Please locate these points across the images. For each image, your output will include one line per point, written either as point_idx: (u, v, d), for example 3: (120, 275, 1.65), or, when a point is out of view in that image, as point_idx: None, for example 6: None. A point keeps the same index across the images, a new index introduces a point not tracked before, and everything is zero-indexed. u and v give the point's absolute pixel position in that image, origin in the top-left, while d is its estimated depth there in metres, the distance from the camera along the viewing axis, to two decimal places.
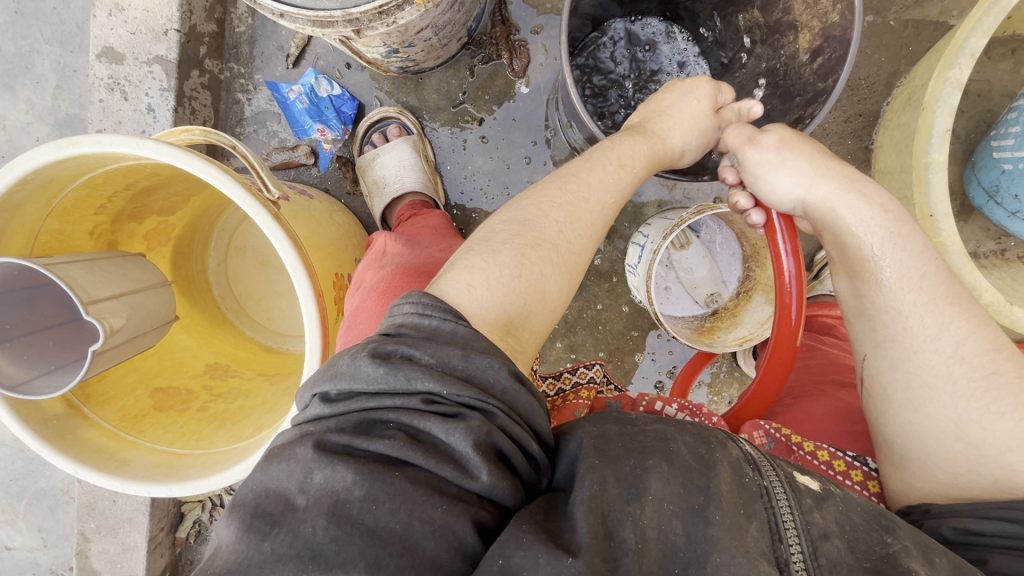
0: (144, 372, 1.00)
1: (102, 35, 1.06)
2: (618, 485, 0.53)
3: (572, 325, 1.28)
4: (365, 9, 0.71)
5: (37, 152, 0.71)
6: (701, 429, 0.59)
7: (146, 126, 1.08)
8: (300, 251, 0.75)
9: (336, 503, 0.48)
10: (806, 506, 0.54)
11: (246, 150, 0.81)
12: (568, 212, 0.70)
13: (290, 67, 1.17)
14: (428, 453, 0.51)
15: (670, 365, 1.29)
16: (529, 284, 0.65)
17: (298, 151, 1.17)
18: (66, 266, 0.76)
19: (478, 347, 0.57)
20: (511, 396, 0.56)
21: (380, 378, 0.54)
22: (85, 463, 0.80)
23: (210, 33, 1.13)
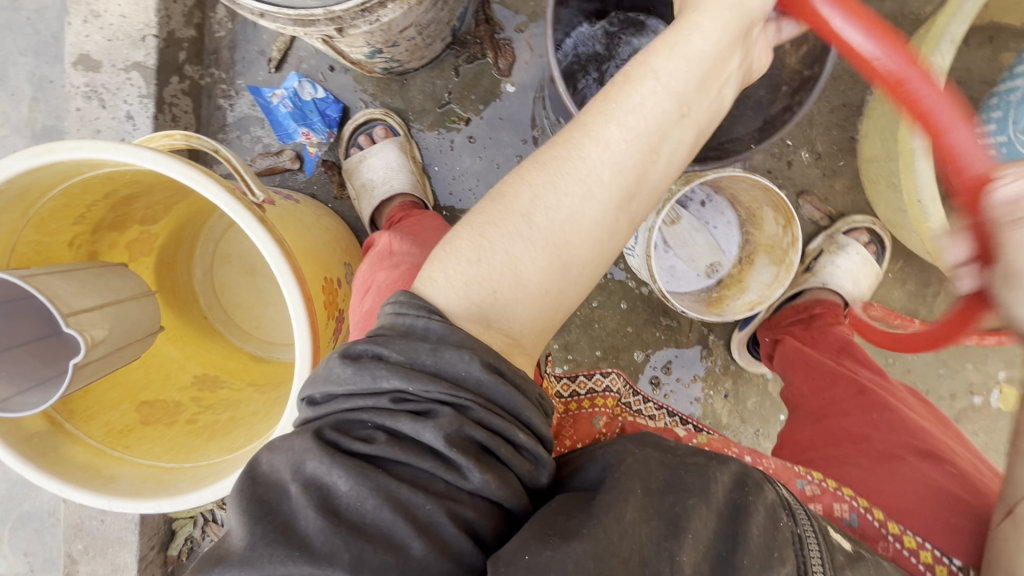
0: (129, 386, 0.98)
1: (77, 42, 1.04)
2: (659, 519, 0.56)
3: (566, 324, 1.27)
4: (347, 7, 0.70)
5: (11, 161, 0.68)
6: (742, 471, 0.63)
7: (126, 134, 1.06)
8: (288, 254, 0.73)
9: (326, 495, 0.50)
10: (838, 561, 0.60)
11: (228, 153, 0.79)
12: (549, 170, 0.60)
13: (273, 72, 1.15)
14: (406, 449, 0.52)
15: (666, 361, 1.29)
16: (490, 266, 0.60)
17: (283, 156, 1.16)
18: (46, 279, 0.73)
19: (450, 343, 0.56)
20: (487, 388, 0.55)
21: (349, 378, 0.55)
22: (70, 481, 0.77)
23: (189, 39, 1.11)
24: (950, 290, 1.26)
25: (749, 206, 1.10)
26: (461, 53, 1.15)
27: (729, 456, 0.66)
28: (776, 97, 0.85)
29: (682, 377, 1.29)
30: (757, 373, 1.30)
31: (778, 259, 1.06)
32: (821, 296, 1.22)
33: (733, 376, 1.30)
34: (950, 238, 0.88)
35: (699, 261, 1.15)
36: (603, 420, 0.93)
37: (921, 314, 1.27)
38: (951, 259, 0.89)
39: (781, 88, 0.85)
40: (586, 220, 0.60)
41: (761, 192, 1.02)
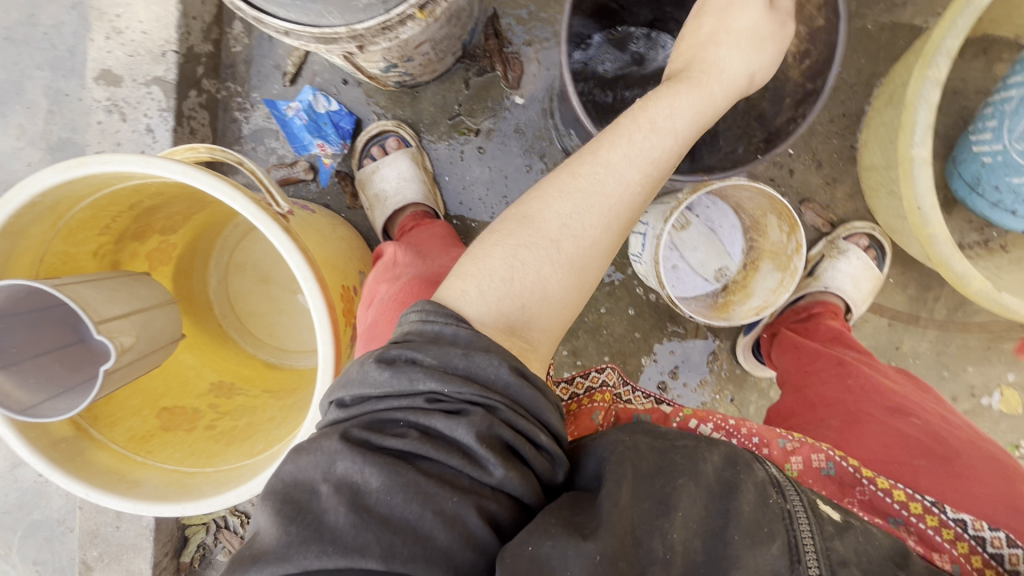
0: (150, 393, 1.00)
1: (99, 58, 1.07)
2: (650, 502, 0.58)
3: (574, 329, 1.29)
4: (370, 26, 0.72)
5: (45, 174, 0.71)
6: (731, 450, 0.65)
7: (146, 147, 1.09)
8: (312, 263, 0.76)
9: (355, 492, 0.52)
10: (827, 533, 0.58)
11: (252, 165, 0.81)
12: (575, 200, 0.67)
13: (288, 85, 1.18)
14: (437, 446, 0.55)
15: (672, 366, 1.31)
16: (523, 284, 0.65)
17: (297, 167, 1.18)
18: (77, 288, 0.76)
19: (479, 347, 0.59)
20: (514, 390, 0.58)
21: (385, 382, 0.57)
22: (96, 485, 0.79)
23: (207, 54, 1.14)
24: (949, 295, 1.28)
25: (754, 214, 1.13)
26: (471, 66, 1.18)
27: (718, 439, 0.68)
28: (779, 109, 0.88)
29: (689, 381, 1.31)
30: (762, 377, 1.32)
31: (782, 265, 1.07)
32: (819, 299, 1.24)
33: (738, 380, 1.33)
34: (948, 244, 0.91)
35: (705, 267, 1.17)
36: (601, 415, 0.96)
37: (922, 318, 1.29)
38: (950, 264, 0.92)
39: (785, 101, 0.87)
40: (600, 251, 0.69)
41: (766, 199, 1.04)
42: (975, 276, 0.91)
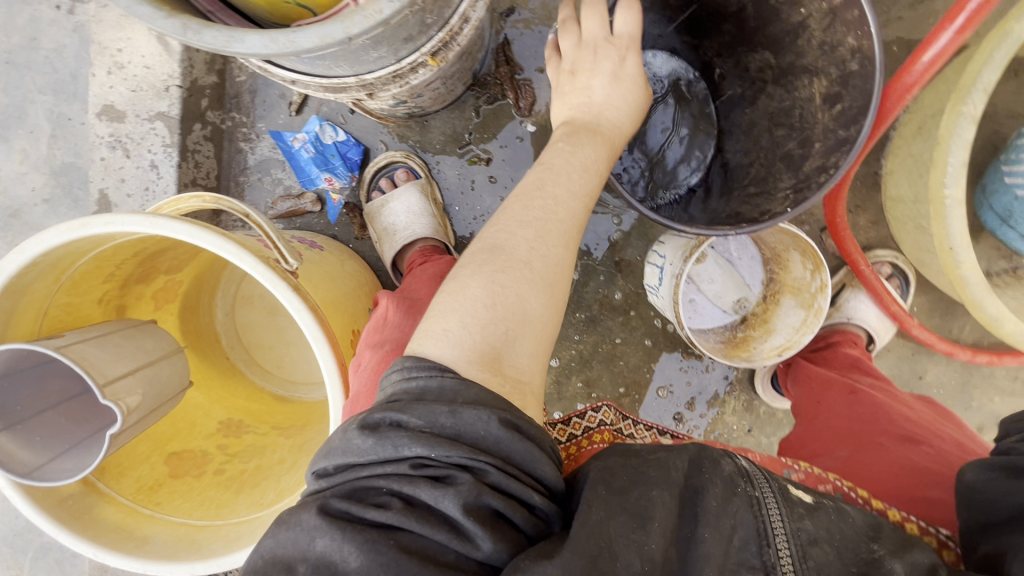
0: (158, 438, 0.98)
1: (101, 93, 1.05)
2: (626, 512, 0.56)
3: (587, 360, 1.27)
4: (380, 75, 0.69)
5: (49, 235, 0.70)
6: (699, 451, 0.64)
7: (150, 183, 1.07)
8: (321, 318, 0.74)
9: (333, 573, 0.49)
10: (797, 514, 0.61)
11: (260, 218, 0.79)
12: (535, 228, 0.66)
13: (294, 115, 1.15)
14: (422, 518, 0.51)
15: (688, 398, 1.28)
16: (504, 310, 0.61)
17: (304, 199, 1.15)
18: (80, 347, 0.76)
19: (465, 401, 0.56)
20: (505, 446, 0.55)
21: (370, 450, 0.54)
22: (105, 545, 0.77)
23: (210, 85, 1.12)
24: (976, 324, 1.24)
25: (774, 247, 1.09)
26: (478, 98, 1.14)
27: (685, 441, 0.66)
28: (810, 153, 0.84)
29: (705, 412, 1.28)
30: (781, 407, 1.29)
31: (807, 303, 1.04)
32: (839, 327, 1.21)
33: (755, 410, 1.30)
34: (981, 286, 0.88)
35: (723, 300, 1.15)
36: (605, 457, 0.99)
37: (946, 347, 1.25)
38: (982, 306, 0.89)
39: (813, 144, 0.84)
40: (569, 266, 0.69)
41: (789, 236, 1.03)
42: (1008, 319, 0.87)
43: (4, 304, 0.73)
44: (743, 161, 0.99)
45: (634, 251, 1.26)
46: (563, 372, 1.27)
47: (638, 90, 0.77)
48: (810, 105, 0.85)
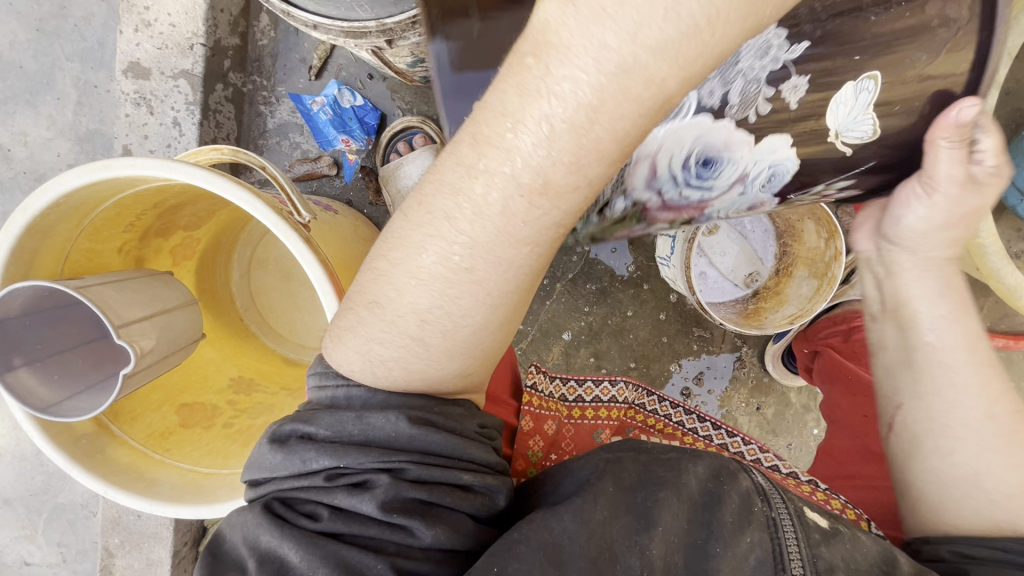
0: (170, 389, 1.00)
1: (128, 50, 1.07)
2: (631, 516, 0.66)
3: (597, 333, 1.27)
4: (400, 20, 0.70)
5: (69, 177, 0.73)
6: (713, 461, 0.74)
7: (172, 141, 1.09)
8: (331, 273, 0.76)
9: (280, 564, 0.56)
10: (814, 541, 0.66)
11: (274, 167, 0.80)
12: (435, 290, 0.57)
13: (313, 79, 1.17)
14: (349, 519, 0.58)
15: (697, 372, 1.28)
16: (397, 377, 0.62)
17: (321, 162, 1.17)
18: (98, 289, 0.80)
19: (375, 408, 0.61)
20: (417, 441, 0.60)
21: (281, 464, 0.60)
22: (113, 485, 0.80)
23: (233, 47, 1.14)
24: (993, 308, 1.22)
25: (789, 219, 1.10)
26: None
27: (702, 450, 0.76)
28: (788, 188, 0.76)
29: (714, 388, 1.28)
30: (791, 387, 1.29)
31: (819, 272, 1.03)
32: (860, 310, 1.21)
33: (766, 389, 1.29)
34: (1001, 256, 0.87)
35: (740, 270, 1.16)
36: (604, 432, 1.07)
37: None
38: (1003, 276, 0.89)
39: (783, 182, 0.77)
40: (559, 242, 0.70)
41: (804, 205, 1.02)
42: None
43: (27, 243, 0.77)
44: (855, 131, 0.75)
45: None
46: (572, 344, 1.27)
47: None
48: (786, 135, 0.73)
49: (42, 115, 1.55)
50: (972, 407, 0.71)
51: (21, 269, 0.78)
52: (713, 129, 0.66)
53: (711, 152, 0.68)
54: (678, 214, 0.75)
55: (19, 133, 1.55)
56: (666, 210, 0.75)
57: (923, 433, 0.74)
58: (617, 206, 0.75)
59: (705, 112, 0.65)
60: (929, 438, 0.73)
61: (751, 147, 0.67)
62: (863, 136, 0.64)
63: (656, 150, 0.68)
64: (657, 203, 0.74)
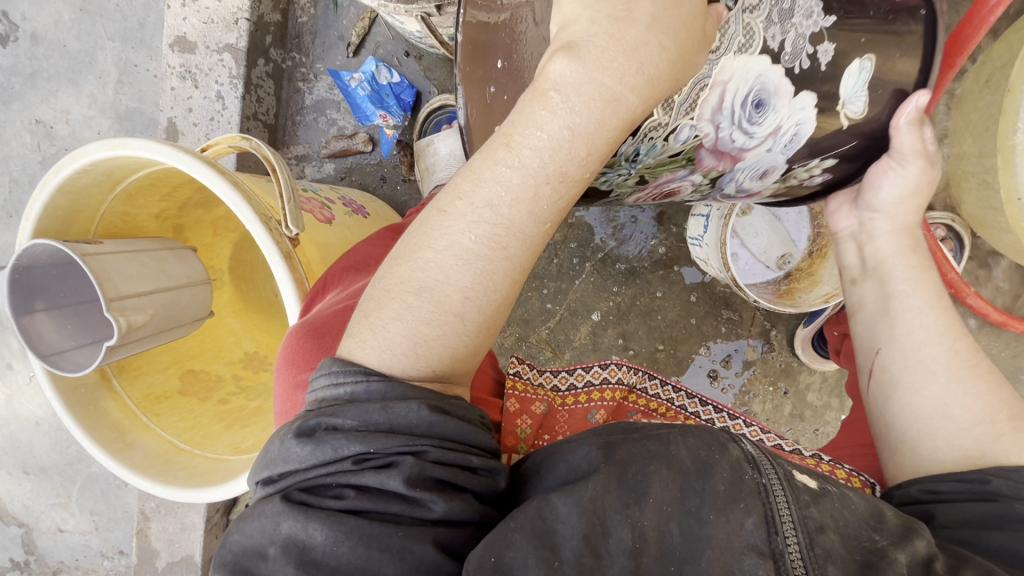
0: (181, 352, 1.03)
1: (175, 25, 1.10)
2: (621, 489, 0.57)
3: (625, 313, 1.28)
4: None
5: (94, 147, 0.75)
6: (705, 432, 0.62)
7: (215, 114, 1.11)
8: (302, 289, 0.79)
9: (302, 549, 0.51)
10: (803, 501, 0.57)
11: (283, 173, 0.80)
12: (475, 270, 0.57)
13: (351, 56, 1.19)
14: (374, 500, 0.53)
15: (726, 354, 1.28)
16: (430, 353, 0.59)
17: (357, 139, 1.20)
18: (106, 259, 0.79)
19: (396, 394, 0.56)
20: (438, 428, 0.56)
21: (308, 455, 0.54)
22: (95, 441, 0.85)
23: (275, 23, 1.16)
24: None
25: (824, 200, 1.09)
26: None
27: (691, 424, 0.65)
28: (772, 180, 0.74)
29: (741, 371, 1.28)
30: (819, 373, 1.27)
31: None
32: None
33: (794, 373, 1.28)
34: None
35: (772, 250, 1.15)
36: (599, 415, 0.92)
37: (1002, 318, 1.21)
38: None
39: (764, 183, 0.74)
40: None
41: None
42: None
43: (60, 201, 0.80)
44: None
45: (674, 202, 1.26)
46: (600, 324, 1.29)
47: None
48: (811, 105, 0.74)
49: (83, 94, 1.60)
50: (935, 344, 0.72)
51: (51, 226, 0.81)
52: (765, 69, 0.59)
53: (768, 93, 0.61)
54: (718, 163, 0.66)
55: (61, 111, 1.61)
56: (713, 154, 0.64)
57: (897, 368, 0.74)
58: (682, 137, 0.62)
59: (766, 53, 0.59)
60: (904, 373, 0.73)
61: (791, 98, 0.62)
62: (856, 114, 0.66)
63: (727, 76, 0.59)
64: (707, 142, 0.63)
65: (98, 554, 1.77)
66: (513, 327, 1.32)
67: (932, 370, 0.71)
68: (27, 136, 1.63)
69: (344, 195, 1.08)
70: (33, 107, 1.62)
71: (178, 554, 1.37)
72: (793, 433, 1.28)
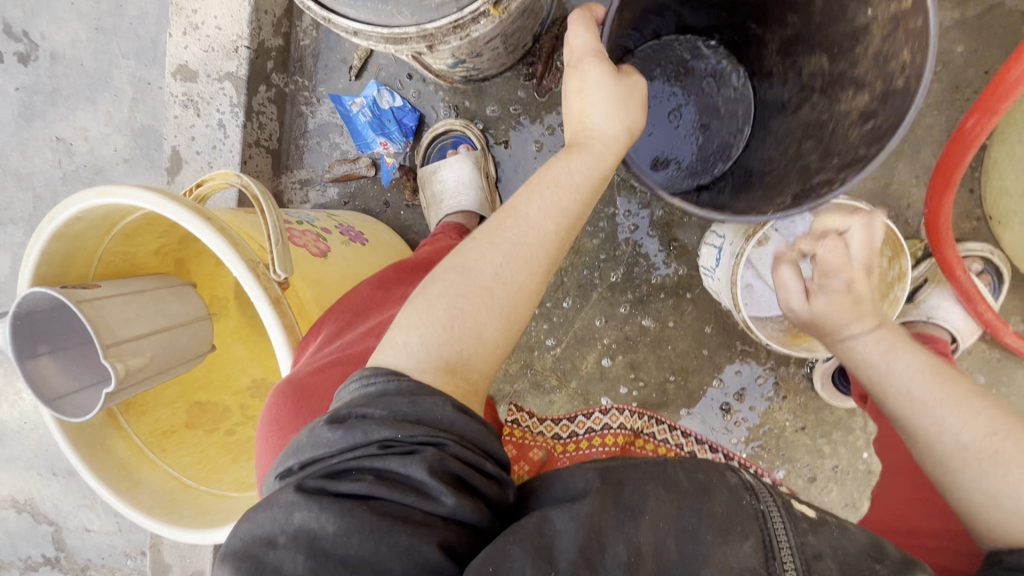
0: (188, 384, 1.03)
1: (176, 53, 1.10)
2: (617, 507, 0.53)
3: (633, 341, 1.24)
4: (441, 25, 0.68)
5: (86, 195, 0.74)
6: (700, 460, 0.59)
7: (217, 142, 1.11)
8: (294, 340, 0.76)
9: (312, 539, 0.48)
10: (801, 528, 0.52)
11: (270, 211, 0.77)
12: (505, 251, 0.62)
13: (353, 79, 1.17)
14: (392, 487, 0.51)
15: (739, 387, 1.23)
16: (462, 328, 0.61)
17: (359, 163, 1.18)
18: (101, 304, 0.79)
19: (425, 389, 0.56)
20: (460, 426, 0.55)
21: (338, 441, 0.53)
22: (102, 480, 0.85)
23: (277, 48, 1.14)
24: None
25: None
26: (532, 66, 1.12)
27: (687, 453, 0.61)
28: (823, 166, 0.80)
29: (756, 404, 1.23)
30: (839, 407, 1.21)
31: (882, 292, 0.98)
32: (927, 331, 1.05)
33: (813, 407, 1.22)
34: None
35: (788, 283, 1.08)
36: None
37: None
38: None
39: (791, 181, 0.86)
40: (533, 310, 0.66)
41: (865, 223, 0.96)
42: None
43: (55, 246, 0.80)
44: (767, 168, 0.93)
45: (687, 229, 1.21)
46: (608, 353, 1.25)
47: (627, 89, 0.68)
48: (846, 118, 0.81)
49: (100, 111, 1.62)
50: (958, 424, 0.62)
51: (50, 271, 0.82)
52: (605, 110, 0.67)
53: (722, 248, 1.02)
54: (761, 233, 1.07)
55: (80, 128, 1.64)
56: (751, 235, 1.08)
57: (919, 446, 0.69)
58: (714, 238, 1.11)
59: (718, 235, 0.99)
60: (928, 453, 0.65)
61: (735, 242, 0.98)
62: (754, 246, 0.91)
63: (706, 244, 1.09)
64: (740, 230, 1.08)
65: (121, 554, 1.83)
66: (519, 354, 1.28)
67: (1005, 446, 0.59)
68: (49, 152, 1.66)
69: (340, 221, 1.06)
70: (54, 124, 1.65)
71: (190, 569, 1.40)
72: (810, 469, 1.22)
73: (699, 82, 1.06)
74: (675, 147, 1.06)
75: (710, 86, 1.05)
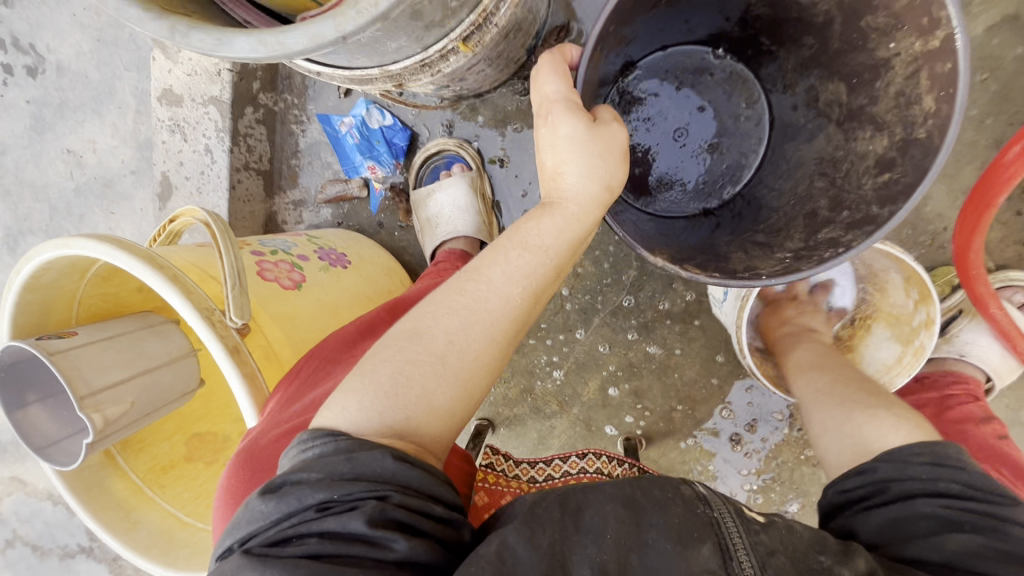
0: (187, 416, 1.02)
1: (161, 77, 1.08)
2: (579, 531, 0.51)
3: (638, 368, 1.18)
4: (405, 65, 0.63)
5: (45, 247, 0.74)
6: (655, 476, 0.58)
7: (205, 167, 1.09)
8: (257, 390, 0.72)
9: None
10: (752, 528, 0.54)
11: (226, 248, 0.73)
12: (462, 315, 0.57)
13: (342, 97, 1.12)
14: (336, 546, 0.46)
15: (750, 419, 1.16)
16: (408, 394, 0.54)
17: (351, 185, 1.14)
18: (77, 353, 0.79)
19: (364, 443, 0.51)
20: (403, 474, 0.50)
21: (270, 512, 0.48)
22: (100, 523, 0.86)
23: (262, 67, 1.11)
24: None
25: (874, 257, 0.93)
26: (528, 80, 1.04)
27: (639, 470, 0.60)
28: (834, 221, 0.75)
29: (768, 436, 1.16)
30: None
31: (904, 338, 0.94)
32: (954, 369, 1.00)
33: None
34: None
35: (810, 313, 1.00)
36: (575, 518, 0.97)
37: None
38: None
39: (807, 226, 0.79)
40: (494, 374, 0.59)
41: (892, 258, 0.91)
42: None
43: (31, 296, 0.79)
44: (774, 203, 0.88)
45: None
46: (610, 380, 1.19)
47: (608, 140, 0.61)
48: (860, 164, 0.75)
49: (106, 124, 1.62)
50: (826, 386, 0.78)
51: (29, 321, 0.81)
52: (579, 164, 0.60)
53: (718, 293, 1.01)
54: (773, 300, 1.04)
55: (88, 140, 1.64)
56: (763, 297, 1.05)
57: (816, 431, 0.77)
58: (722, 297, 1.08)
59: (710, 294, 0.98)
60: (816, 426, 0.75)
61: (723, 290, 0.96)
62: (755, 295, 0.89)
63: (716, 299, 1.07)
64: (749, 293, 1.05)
65: None
66: (518, 378, 1.24)
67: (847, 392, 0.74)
68: (60, 165, 1.66)
69: (320, 246, 1.00)
70: (63, 137, 1.65)
71: None
72: None
73: (718, 90, 0.96)
74: (680, 170, 0.97)
75: (726, 101, 0.96)
